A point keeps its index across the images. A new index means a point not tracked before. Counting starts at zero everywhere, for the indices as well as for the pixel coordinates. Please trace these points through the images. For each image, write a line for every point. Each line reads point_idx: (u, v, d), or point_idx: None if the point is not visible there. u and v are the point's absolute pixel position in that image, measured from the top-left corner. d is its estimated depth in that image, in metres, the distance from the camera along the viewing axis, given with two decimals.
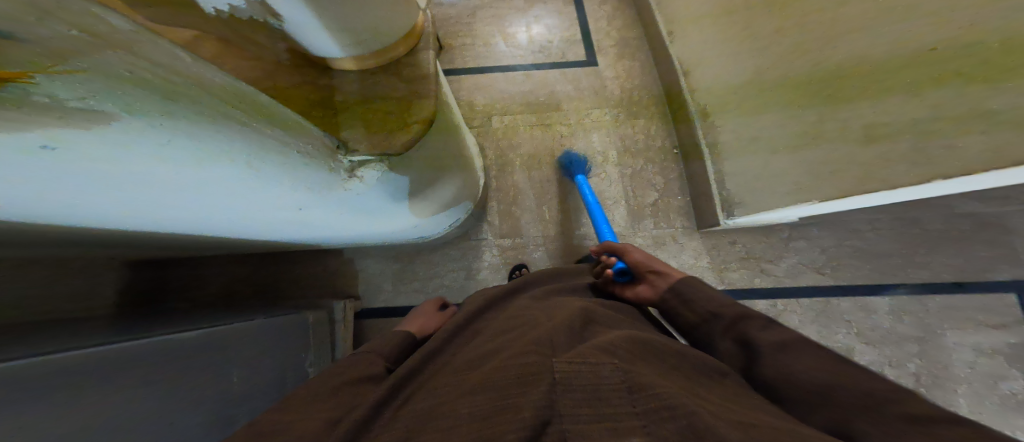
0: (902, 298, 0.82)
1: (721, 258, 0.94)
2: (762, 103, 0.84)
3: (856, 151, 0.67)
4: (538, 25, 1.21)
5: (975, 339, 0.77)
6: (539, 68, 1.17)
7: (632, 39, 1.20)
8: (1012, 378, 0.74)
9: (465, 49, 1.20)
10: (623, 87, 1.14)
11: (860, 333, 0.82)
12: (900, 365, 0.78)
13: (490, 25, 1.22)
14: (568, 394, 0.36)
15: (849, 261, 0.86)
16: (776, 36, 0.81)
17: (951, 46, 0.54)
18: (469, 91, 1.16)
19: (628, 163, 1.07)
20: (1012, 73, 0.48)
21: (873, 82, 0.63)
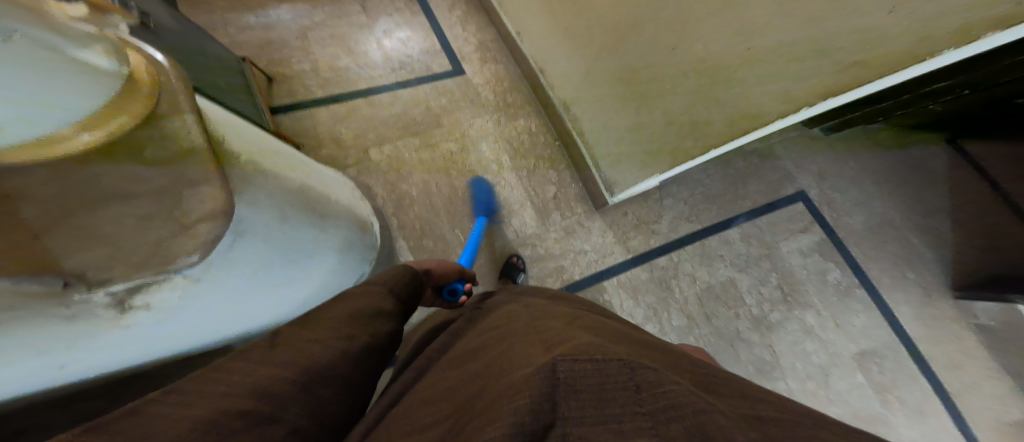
0: (746, 226, 1.04)
1: (621, 229, 1.05)
2: (598, 95, 0.96)
3: (665, 132, 0.83)
4: (390, 39, 1.17)
5: (798, 244, 1.02)
6: (407, 87, 1.12)
7: (490, 42, 1.24)
8: (833, 269, 1.00)
9: (305, 78, 1.09)
10: (493, 91, 1.17)
11: (732, 263, 1.00)
12: (766, 282, 0.98)
13: (338, 46, 1.14)
14: (573, 395, 0.26)
15: (704, 207, 1.05)
16: (589, 34, 0.91)
17: (690, 50, 0.69)
18: (328, 124, 1.06)
19: (521, 165, 1.10)
20: (726, 70, 0.65)
21: (657, 79, 0.78)
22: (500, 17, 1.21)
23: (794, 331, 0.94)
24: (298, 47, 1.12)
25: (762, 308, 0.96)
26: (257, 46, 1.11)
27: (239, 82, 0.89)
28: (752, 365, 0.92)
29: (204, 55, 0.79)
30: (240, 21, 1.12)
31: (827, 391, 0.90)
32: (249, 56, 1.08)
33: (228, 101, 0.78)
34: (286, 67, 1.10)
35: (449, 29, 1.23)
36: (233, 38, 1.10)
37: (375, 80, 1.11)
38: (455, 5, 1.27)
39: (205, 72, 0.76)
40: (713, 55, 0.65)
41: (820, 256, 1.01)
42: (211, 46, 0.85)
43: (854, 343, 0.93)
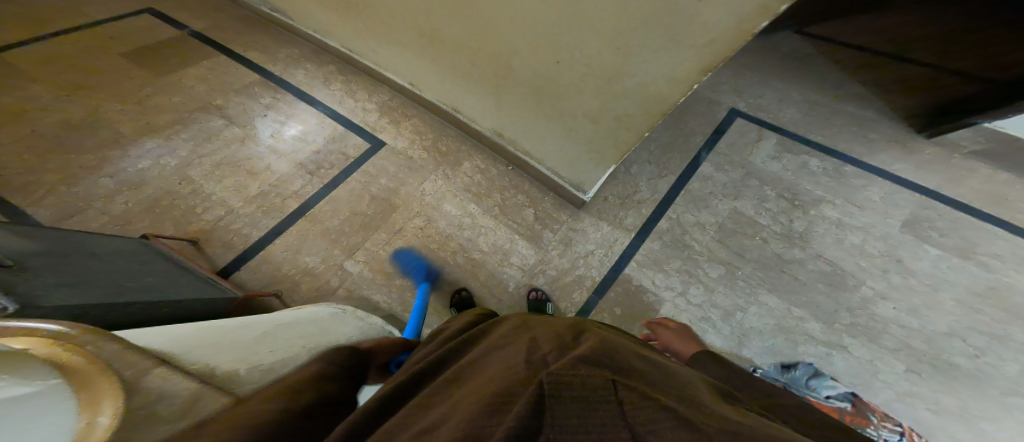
0: (712, 157, 1.20)
1: (612, 214, 1.09)
2: (519, 115, 0.92)
3: (595, 129, 0.81)
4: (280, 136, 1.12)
5: (765, 152, 1.20)
6: (338, 184, 1.05)
7: (389, 101, 1.21)
8: (810, 159, 1.19)
9: (230, 222, 0.97)
10: (421, 147, 1.12)
11: (722, 194, 1.14)
12: (762, 195, 1.13)
13: (236, 174, 1.04)
14: (558, 407, 0.30)
15: (668, 158, 1.19)
16: (477, 67, 0.88)
17: (573, 52, 0.68)
18: (288, 257, 0.94)
19: (490, 205, 1.05)
20: (617, 58, 0.64)
21: (557, 87, 0.77)
22: (384, 75, 1.18)
23: (829, 230, 1.08)
24: (190, 194, 1.00)
25: (781, 223, 1.09)
26: (140, 210, 0.96)
27: (155, 258, 0.73)
28: (820, 281, 1.01)
29: (94, 251, 0.62)
30: (102, 189, 0.97)
31: (917, 278, 1.00)
32: (149, 230, 0.93)
33: (163, 289, 0.63)
34: (198, 221, 0.96)
35: (340, 105, 1.19)
36: (106, 212, 0.94)
37: (303, 194, 1.02)
38: (330, 80, 1.25)
39: (112, 270, 0.59)
40: (594, 52, 0.66)
41: (789, 154, 1.20)
42: (94, 237, 0.68)
43: (888, 217, 1.08)
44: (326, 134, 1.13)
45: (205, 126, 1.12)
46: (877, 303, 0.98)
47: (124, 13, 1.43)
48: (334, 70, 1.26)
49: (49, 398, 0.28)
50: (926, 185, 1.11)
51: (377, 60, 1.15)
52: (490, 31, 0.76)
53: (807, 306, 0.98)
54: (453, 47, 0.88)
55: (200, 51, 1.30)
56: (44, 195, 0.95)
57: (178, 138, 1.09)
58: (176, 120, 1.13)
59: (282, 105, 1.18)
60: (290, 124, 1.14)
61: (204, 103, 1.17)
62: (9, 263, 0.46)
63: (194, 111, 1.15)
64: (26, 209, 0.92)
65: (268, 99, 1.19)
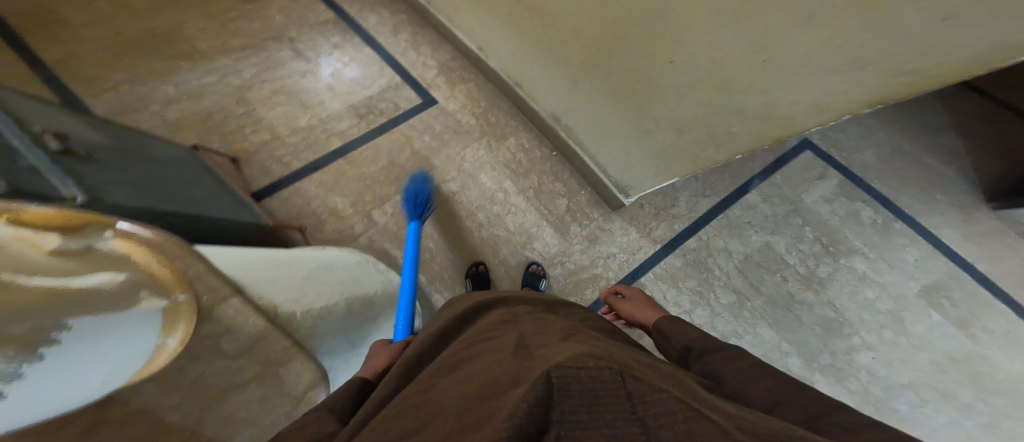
0: (763, 186, 1.16)
1: (644, 223, 1.08)
2: (593, 104, 0.90)
3: (676, 138, 0.79)
4: (337, 68, 1.10)
5: (819, 192, 1.16)
6: (382, 132, 1.05)
7: (448, 56, 1.16)
8: (862, 210, 1.13)
9: (271, 146, 1.00)
10: (473, 114, 1.10)
11: (760, 226, 1.11)
12: (801, 236, 1.10)
13: (290, 104, 1.05)
14: (566, 399, 0.29)
15: (715, 178, 1.16)
16: (568, 42, 0.84)
17: (689, 59, 0.66)
18: (320, 195, 0.98)
19: (526, 186, 1.05)
20: (739, 79, 0.61)
21: (656, 87, 0.75)
22: (452, 31, 1.13)
23: (849, 281, 1.05)
24: (238, 111, 1.03)
25: (807, 265, 1.07)
26: (190, 120, 0.99)
27: (199, 171, 0.78)
28: (818, 325, 1.01)
29: (155, 159, 0.68)
30: (163, 95, 1.01)
31: (907, 337, 0.99)
32: (196, 138, 0.98)
33: (207, 206, 0.69)
34: (244, 141, 1.00)
35: (403, 57, 1.14)
36: (161, 115, 0.98)
37: (349, 135, 1.04)
38: (397, 28, 1.18)
39: (170, 181, 0.67)
40: (726, 62, 0.61)
41: (844, 199, 1.15)
42: (153, 143, 0.73)
43: (911, 279, 1.05)
44: (381, 84, 1.10)
45: (273, 55, 1.10)
46: (860, 351, 0.98)
47: None
48: (405, 19, 1.19)
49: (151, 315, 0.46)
50: (965, 258, 1.06)
51: (450, 13, 1.09)
52: (607, 11, 0.72)
53: (797, 344, 1.00)
54: (544, 18, 0.84)
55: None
56: (102, 81, 0.99)
57: (243, 63, 1.08)
58: (236, 33, 1.11)
59: (350, 47, 1.13)
60: (350, 65, 1.11)
61: (264, 18, 1.14)
62: (79, 153, 0.52)
63: (268, 40, 1.12)
64: (89, 99, 0.96)
65: (337, 38, 1.14)
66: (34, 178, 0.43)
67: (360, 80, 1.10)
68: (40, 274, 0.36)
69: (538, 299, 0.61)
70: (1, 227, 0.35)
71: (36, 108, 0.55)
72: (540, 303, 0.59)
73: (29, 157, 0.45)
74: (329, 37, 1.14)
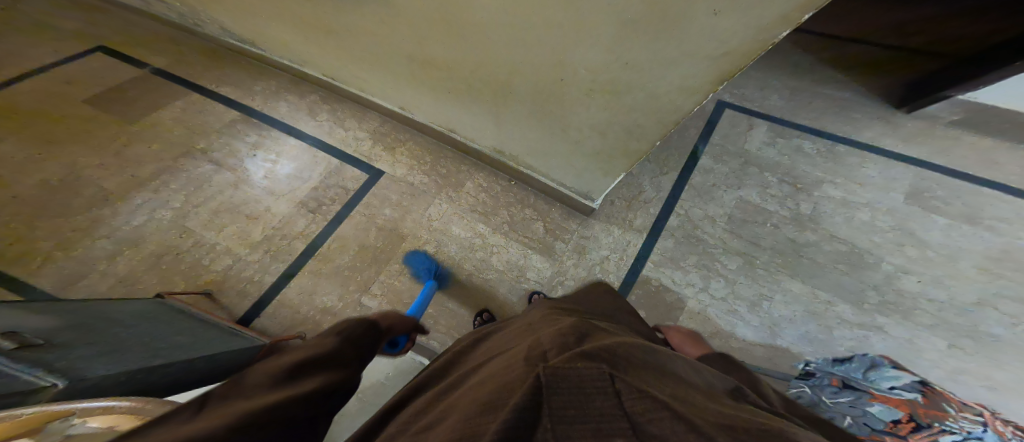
0: (709, 149, 1.23)
1: (621, 217, 1.09)
2: (521, 131, 0.95)
3: (604, 141, 0.84)
4: (276, 170, 1.12)
5: (760, 139, 1.24)
6: (340, 220, 1.04)
7: (381, 125, 1.21)
8: (806, 141, 1.22)
9: (232, 272, 0.96)
10: (422, 172, 1.12)
11: (725, 185, 1.16)
12: (766, 182, 1.15)
13: (236, 220, 1.03)
14: (553, 396, 0.27)
15: (666, 156, 1.22)
16: (475, 90, 0.90)
17: (575, 73, 0.71)
18: (298, 303, 0.93)
19: (498, 223, 1.05)
20: (621, 81, 0.68)
21: (563, 106, 0.80)
22: (369, 100, 1.20)
23: (836, 209, 1.09)
24: (190, 245, 0.99)
25: (790, 207, 1.11)
26: (141, 270, 0.95)
27: (171, 315, 0.73)
28: (839, 262, 1.02)
29: (120, 320, 0.62)
30: (102, 252, 0.97)
31: (932, 249, 1.02)
32: (151, 289, 0.93)
33: (190, 345, 0.63)
34: (210, 272, 0.96)
35: (331, 136, 1.19)
36: (110, 274, 0.94)
37: (310, 233, 1.02)
38: (315, 110, 1.25)
39: (143, 335, 0.61)
40: (599, 68, 0.67)
41: (781, 138, 1.23)
42: (112, 305, 0.68)
43: (892, 191, 1.11)
44: (320, 170, 1.13)
45: (194, 172, 1.11)
46: (899, 277, 0.99)
47: (83, 55, 1.40)
48: (319, 99, 1.27)
49: None
50: (917, 156, 1.16)
51: (364, 87, 1.16)
52: (490, 55, 0.78)
53: (834, 289, 0.99)
54: (453, 75, 0.90)
55: (181, 95, 1.28)
56: (38, 265, 0.94)
57: (167, 190, 1.08)
58: (162, 170, 1.11)
59: (270, 142, 1.18)
60: (282, 162, 1.14)
61: (189, 149, 1.16)
62: (40, 343, 0.48)
63: (199, 168, 1.12)
64: (29, 280, 0.92)
65: (254, 137, 1.19)
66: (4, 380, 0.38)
67: (299, 175, 1.12)
68: None
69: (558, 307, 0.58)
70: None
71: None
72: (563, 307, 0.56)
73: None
74: (244, 138, 1.18)
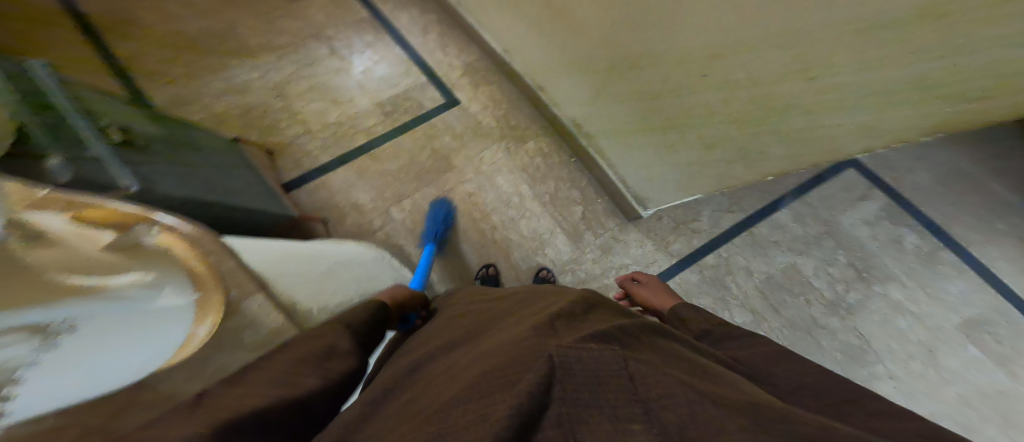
0: (795, 204, 1.09)
1: (661, 236, 1.06)
2: (618, 114, 0.95)
3: (704, 156, 0.82)
4: (370, 65, 1.20)
5: (859, 215, 1.07)
6: (406, 131, 1.12)
7: (476, 59, 1.23)
8: (910, 238, 1.03)
9: (304, 142, 1.09)
10: (493, 116, 1.16)
11: (789, 247, 1.05)
12: (833, 261, 1.02)
13: (322, 99, 1.14)
14: (570, 378, 0.32)
15: (746, 194, 1.10)
16: (591, 55, 0.91)
17: (713, 77, 0.69)
18: (345, 190, 1.04)
19: (542, 191, 1.08)
20: (768, 105, 0.63)
21: (683, 108, 0.78)
22: (481, 34, 1.21)
23: (881, 309, 0.97)
24: (280, 107, 1.13)
25: (835, 290, 0.99)
26: (235, 112, 1.11)
27: (238, 163, 0.85)
28: (839, 352, 0.94)
29: (201, 151, 0.76)
30: (210, 88, 1.13)
31: (936, 370, 0.91)
32: (241, 132, 1.09)
33: (242, 196, 0.75)
34: (280, 134, 1.10)
35: (428, 54, 1.23)
36: (209, 107, 1.11)
37: (374, 132, 1.11)
38: (427, 28, 1.27)
39: (211, 172, 0.73)
40: (763, 77, 0.61)
41: (889, 223, 1.05)
42: (195, 133, 0.80)
43: (955, 312, 0.95)
44: (408, 82, 1.18)
45: (305, 44, 1.22)
46: (881, 380, 0.91)
47: None
48: (435, 20, 1.27)
49: (184, 308, 0.56)
50: None
51: (482, 19, 1.18)
52: (641, 23, 0.76)
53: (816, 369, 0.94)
54: (574, 26, 0.90)
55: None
56: (166, 80, 1.12)
57: (279, 56, 1.19)
58: (275, 30, 1.22)
59: (381, 48, 1.22)
60: (375, 58, 1.21)
61: (304, 19, 1.24)
62: (136, 145, 0.60)
63: (308, 37, 1.23)
64: (148, 89, 1.10)
65: (371, 39, 1.23)
66: (95, 169, 0.50)
67: (389, 79, 1.19)
68: (92, 275, 0.46)
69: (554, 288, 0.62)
70: (66, 223, 0.41)
71: (105, 100, 0.64)
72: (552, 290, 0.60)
73: (95, 146, 0.53)
74: (361, 38, 1.23)
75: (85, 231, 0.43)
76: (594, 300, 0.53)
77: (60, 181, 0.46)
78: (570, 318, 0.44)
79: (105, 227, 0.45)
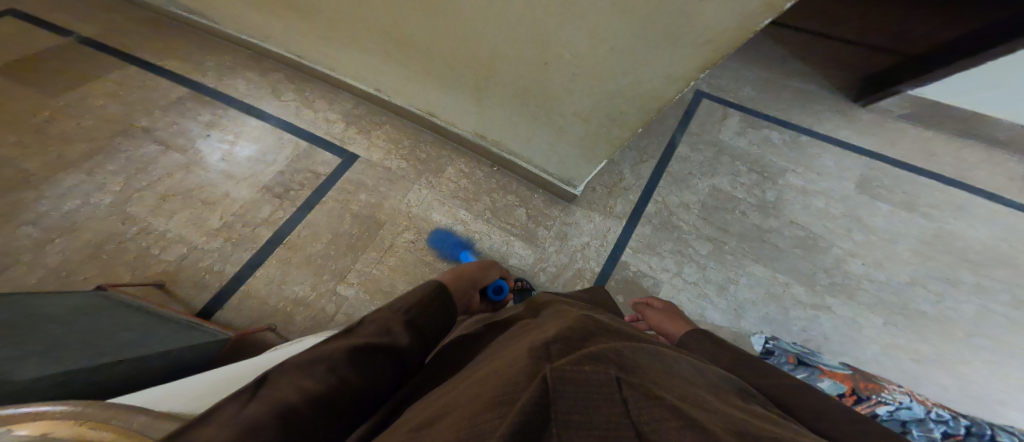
0: (686, 138, 1.26)
1: (600, 203, 1.12)
2: (506, 116, 0.97)
3: (585, 129, 0.88)
4: (237, 148, 1.09)
5: (732, 129, 1.28)
6: (316, 205, 1.02)
7: (354, 110, 1.20)
8: (772, 132, 1.28)
9: (194, 261, 0.92)
10: (400, 157, 1.12)
11: (698, 173, 1.19)
12: (736, 171, 1.20)
13: (192, 206, 0.99)
14: (559, 398, 0.27)
15: (646, 144, 1.24)
16: (453, 71, 0.93)
17: (554, 56, 0.74)
18: (269, 294, 0.90)
19: (481, 209, 1.07)
20: (606, 68, 0.70)
21: (547, 92, 0.83)
22: (342, 80, 1.19)
23: (796, 198, 1.16)
24: (144, 234, 0.94)
25: (756, 195, 1.16)
26: (81, 258, 0.90)
27: (125, 312, 0.68)
28: (797, 247, 1.09)
29: (54, 314, 0.58)
30: (35, 245, 0.90)
31: (876, 234, 1.10)
32: (104, 280, 0.87)
33: (137, 341, 0.58)
34: (161, 264, 0.91)
35: (297, 117, 1.17)
36: (44, 268, 0.87)
37: (276, 221, 0.99)
38: (283, 92, 1.21)
39: (79, 331, 0.56)
40: (588, 51, 0.69)
41: (752, 129, 1.28)
42: (51, 302, 0.62)
43: (844, 180, 1.19)
44: (287, 151, 1.10)
45: (149, 156, 1.06)
46: (848, 260, 1.07)
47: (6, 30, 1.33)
48: (282, 77, 1.24)
49: None
50: (864, 146, 1.24)
51: (344, 69, 1.16)
52: (480, 32, 0.78)
53: (790, 271, 1.06)
54: (433, 56, 0.92)
55: (140, 76, 1.22)
56: None
57: (120, 176, 1.02)
58: (106, 152, 1.06)
59: (228, 122, 1.14)
60: (241, 143, 1.10)
61: (143, 134, 1.10)
62: None
63: (117, 133, 1.09)
64: None
65: (209, 116, 1.15)
66: None
67: (262, 156, 1.09)
68: None
69: (549, 307, 0.56)
70: None
71: None
72: (553, 308, 0.54)
73: None
74: (210, 124, 1.14)
75: None
76: (611, 325, 0.45)
77: None
78: (576, 331, 0.39)
79: None
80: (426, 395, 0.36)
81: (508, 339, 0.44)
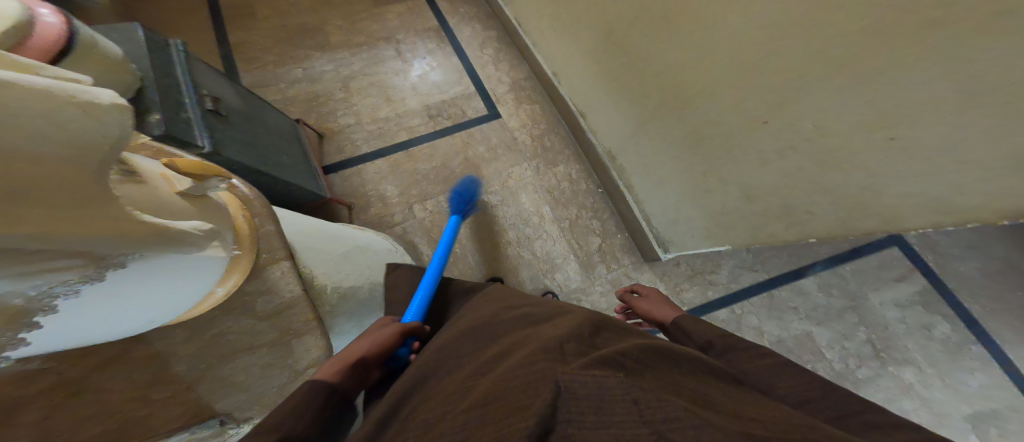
0: (826, 273, 1.00)
1: (675, 281, 1.04)
2: (659, 153, 0.94)
3: (742, 207, 0.80)
4: (424, 65, 1.30)
5: (893, 294, 0.95)
6: (446, 135, 1.18)
7: (523, 80, 1.29)
8: (939, 325, 0.90)
9: (350, 131, 1.18)
10: (530, 135, 1.20)
11: (809, 317, 0.97)
12: (852, 337, 0.93)
13: (374, 94, 1.24)
14: (575, 401, 0.32)
15: (770, 257, 1.02)
16: (639, 83, 0.93)
17: (772, 123, 0.66)
18: (375, 182, 1.11)
19: (564, 216, 1.10)
20: (834, 161, 0.60)
21: (732, 152, 0.76)
22: (532, 51, 1.28)
23: (888, 389, 0.88)
24: (336, 96, 1.24)
25: (846, 364, 0.92)
26: (298, 93, 1.23)
27: (295, 149, 0.94)
28: None
29: (267, 123, 0.86)
30: (285, 76, 1.25)
31: None
32: (300, 114, 1.19)
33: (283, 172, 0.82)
34: (333, 121, 1.19)
35: (478, 62, 1.31)
36: (278, 89, 1.23)
37: (415, 132, 1.18)
38: (482, 37, 1.37)
39: (269, 144, 0.83)
40: (835, 139, 0.58)
41: (921, 308, 0.92)
42: (273, 116, 0.92)
43: (962, 401, 0.84)
44: (456, 89, 1.26)
45: (369, 41, 1.33)
46: None
47: None
48: (493, 37, 1.37)
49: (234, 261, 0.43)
50: None
51: (539, 41, 1.24)
52: (704, 68, 0.75)
53: None
54: (621, 50, 0.94)
55: None
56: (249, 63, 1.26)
57: (355, 55, 1.31)
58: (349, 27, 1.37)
59: (430, 43, 1.35)
60: (429, 62, 1.31)
61: (377, 26, 1.37)
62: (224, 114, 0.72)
63: (380, 41, 1.34)
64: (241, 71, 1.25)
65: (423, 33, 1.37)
66: (180, 128, 0.61)
67: (436, 81, 1.28)
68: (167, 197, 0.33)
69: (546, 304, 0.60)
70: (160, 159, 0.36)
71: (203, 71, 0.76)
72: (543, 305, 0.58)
73: (191, 110, 0.65)
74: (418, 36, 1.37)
75: (168, 164, 0.36)
76: (610, 323, 0.50)
77: (153, 133, 0.56)
78: (580, 334, 0.43)
79: (193, 170, 0.39)
80: (449, 373, 0.44)
81: (511, 330, 0.50)
